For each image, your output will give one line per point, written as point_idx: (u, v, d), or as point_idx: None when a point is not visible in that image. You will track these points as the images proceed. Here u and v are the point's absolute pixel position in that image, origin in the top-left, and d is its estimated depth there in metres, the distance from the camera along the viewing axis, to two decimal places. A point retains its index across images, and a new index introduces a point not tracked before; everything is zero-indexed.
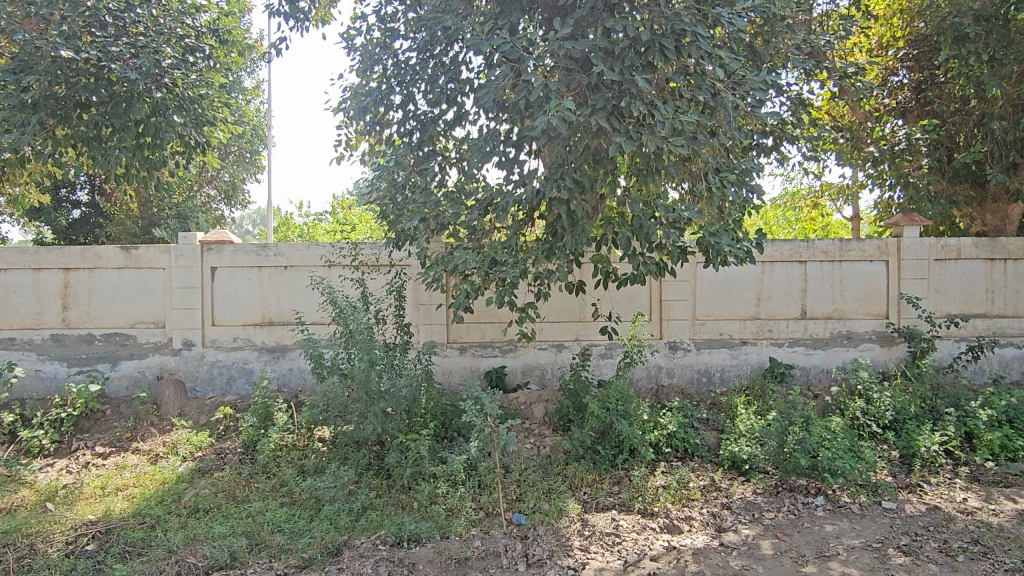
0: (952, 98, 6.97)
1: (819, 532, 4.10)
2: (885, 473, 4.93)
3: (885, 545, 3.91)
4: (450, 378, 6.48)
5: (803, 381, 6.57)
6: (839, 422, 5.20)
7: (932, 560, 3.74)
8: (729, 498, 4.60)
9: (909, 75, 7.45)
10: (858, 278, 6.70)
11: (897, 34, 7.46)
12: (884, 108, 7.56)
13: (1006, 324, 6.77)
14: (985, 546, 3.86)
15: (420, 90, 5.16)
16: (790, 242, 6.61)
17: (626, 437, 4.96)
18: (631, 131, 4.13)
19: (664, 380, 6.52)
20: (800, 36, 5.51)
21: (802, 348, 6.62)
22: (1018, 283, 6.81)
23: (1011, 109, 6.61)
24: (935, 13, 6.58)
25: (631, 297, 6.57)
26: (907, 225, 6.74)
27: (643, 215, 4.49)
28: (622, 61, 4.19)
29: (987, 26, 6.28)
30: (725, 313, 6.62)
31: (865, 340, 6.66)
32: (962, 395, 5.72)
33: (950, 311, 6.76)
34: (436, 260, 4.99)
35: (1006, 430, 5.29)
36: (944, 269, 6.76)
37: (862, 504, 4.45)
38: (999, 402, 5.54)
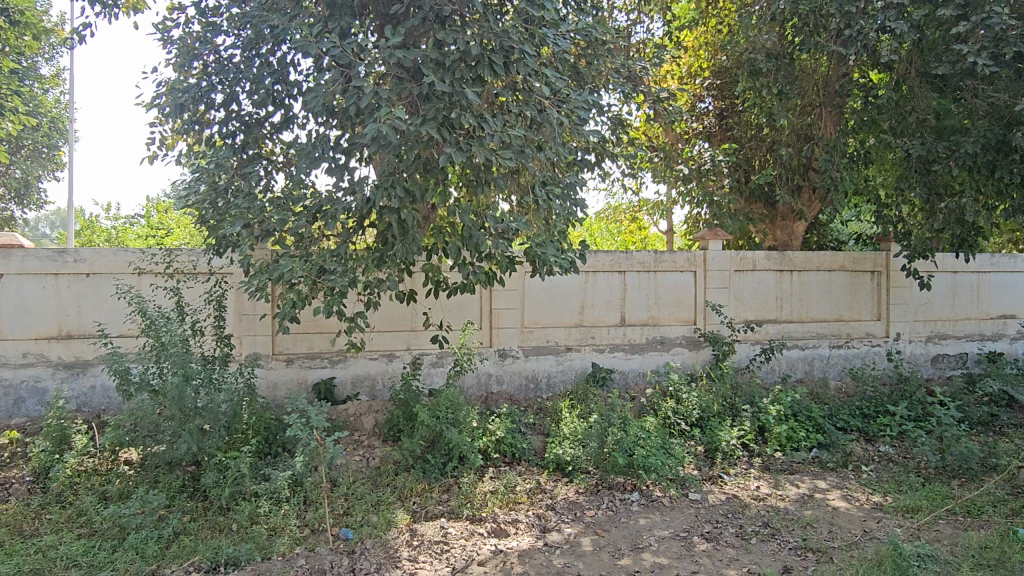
0: (749, 126, 7.83)
1: (633, 526, 4.36)
2: (691, 466, 5.35)
3: (690, 534, 4.24)
4: (275, 392, 6.18)
5: (622, 385, 6.96)
6: (652, 422, 5.56)
7: (730, 544, 4.10)
8: (552, 499, 4.77)
9: (713, 102, 8.22)
10: (669, 287, 7.23)
11: (702, 65, 8.21)
12: (692, 131, 8.26)
13: (793, 328, 7.59)
14: (774, 528, 4.30)
15: (243, 90, 4.92)
16: (610, 254, 7.00)
17: (455, 445, 5.01)
18: (461, 142, 4.20)
19: (493, 387, 6.63)
20: (619, 61, 5.89)
21: (621, 353, 7.03)
22: (802, 292, 7.67)
23: (796, 138, 7.44)
24: (735, 48, 7.30)
25: (462, 306, 6.67)
26: (711, 239, 7.36)
27: (473, 225, 4.56)
28: (453, 73, 4.25)
29: (777, 64, 7.04)
30: (551, 321, 6.88)
31: (675, 344, 7.20)
32: (756, 392, 6.31)
33: (746, 317, 7.48)
34: (260, 268, 4.73)
35: (791, 423, 5.93)
36: (742, 279, 7.47)
37: (671, 497, 4.80)
38: (786, 398, 6.17)
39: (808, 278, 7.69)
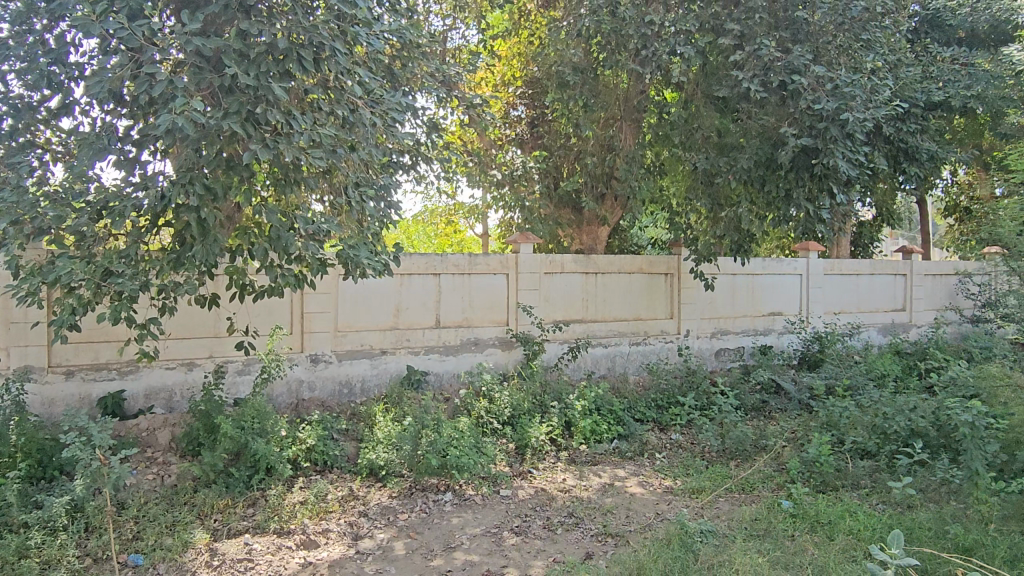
0: (558, 134, 8.24)
1: (446, 526, 4.41)
2: (503, 463, 5.50)
3: (501, 529, 4.36)
4: (51, 410, 5.50)
5: (437, 386, 7.01)
6: (466, 421, 5.64)
7: (537, 536, 4.27)
8: (365, 505, 4.69)
9: (525, 110, 8.55)
10: (483, 289, 7.39)
11: (515, 74, 8.50)
12: (505, 138, 8.60)
13: (597, 327, 8.06)
14: (577, 517, 4.54)
15: (12, 69, 4.36)
16: (425, 256, 7.01)
17: (262, 456, 4.78)
18: (267, 139, 4.01)
19: (304, 394, 6.39)
20: (433, 64, 5.92)
21: (435, 355, 7.07)
22: (605, 293, 8.17)
23: (600, 148, 7.94)
24: (545, 60, 7.64)
25: (270, 310, 6.35)
26: (522, 243, 7.62)
27: (280, 226, 4.34)
28: (257, 66, 4.00)
29: (582, 77, 7.37)
30: (365, 324, 6.75)
31: (488, 345, 7.38)
32: (563, 389, 6.63)
33: (555, 317, 7.83)
34: (32, 270, 4.23)
35: (594, 417, 6.30)
36: (551, 281, 7.80)
37: (483, 495, 4.90)
38: (590, 393, 6.55)
39: (610, 281, 8.20)
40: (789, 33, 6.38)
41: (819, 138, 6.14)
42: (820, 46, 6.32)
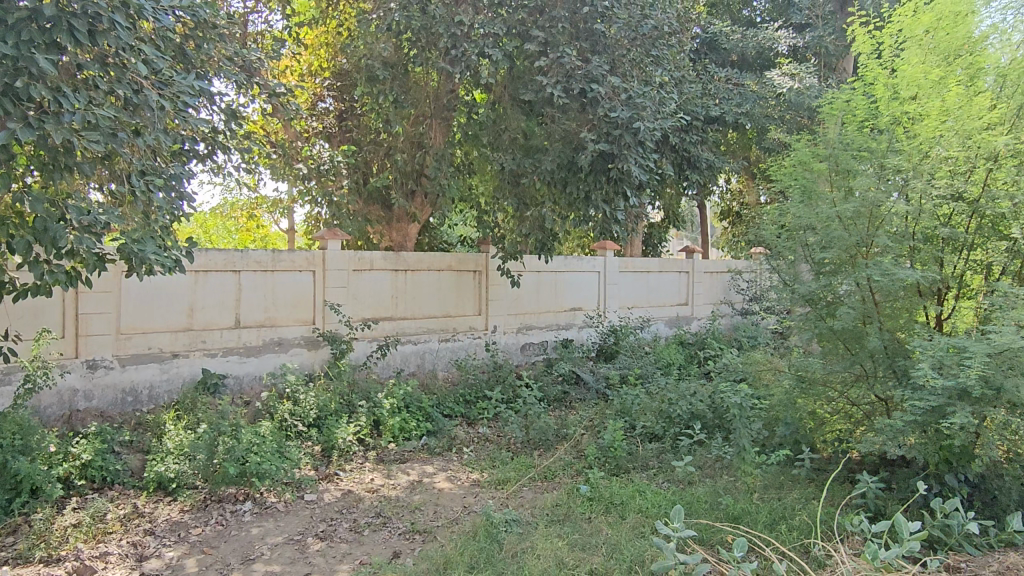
0: (367, 130, 8.14)
1: (244, 537, 4.17)
2: (307, 467, 5.30)
3: (305, 536, 4.20)
4: None
5: (236, 390, 6.59)
6: (267, 425, 5.37)
7: (343, 539, 4.17)
8: (152, 523, 4.31)
9: (333, 103, 8.26)
10: (287, 287, 7.07)
11: (322, 65, 8.24)
12: (312, 131, 8.16)
13: (406, 325, 8.03)
14: (385, 517, 4.49)
15: None
16: (222, 252, 6.57)
17: (24, 477, 4.23)
18: (30, 118, 3.52)
19: (79, 404, 5.68)
20: (231, 47, 5.54)
21: (234, 357, 6.65)
22: (414, 290, 8.16)
23: (409, 145, 7.95)
24: (354, 52, 7.46)
25: (36, 312, 5.55)
26: (329, 239, 7.38)
27: (47, 216, 3.81)
28: (17, 33, 3.41)
29: (393, 72, 7.31)
30: (153, 326, 6.18)
31: (293, 345, 7.08)
32: (371, 388, 6.53)
33: (364, 315, 7.68)
34: None
35: (403, 414, 6.27)
36: (359, 279, 7.64)
37: (286, 501, 4.70)
38: (398, 391, 6.51)
39: (419, 278, 8.21)
40: (589, 44, 6.71)
41: (614, 145, 6.57)
42: (616, 58, 6.73)
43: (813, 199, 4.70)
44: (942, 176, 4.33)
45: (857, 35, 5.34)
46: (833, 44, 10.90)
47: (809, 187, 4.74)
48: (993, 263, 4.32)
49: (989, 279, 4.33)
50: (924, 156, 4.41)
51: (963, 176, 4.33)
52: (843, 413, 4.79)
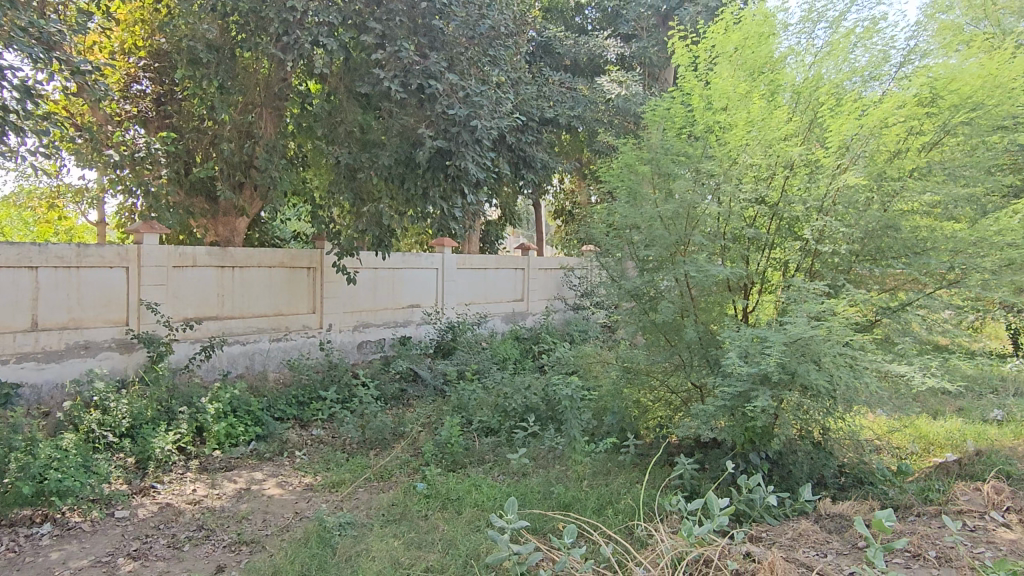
0: (190, 116, 7.61)
1: (42, 563, 3.74)
2: (119, 482, 4.84)
3: (115, 557, 3.85)
4: None
5: (33, 401, 5.88)
6: (71, 438, 4.85)
7: (160, 557, 3.86)
8: None
9: (150, 86, 7.63)
10: (96, 284, 6.41)
11: (138, 43, 7.56)
12: (124, 114, 7.54)
13: (233, 324, 7.58)
14: (208, 529, 4.22)
15: None
16: (15, 246, 5.85)
17: None
18: None
19: None
20: (26, 16, 4.94)
21: (30, 363, 5.93)
22: (242, 288, 7.72)
23: (237, 134, 7.50)
24: (173, 32, 6.94)
25: None
26: (145, 233, 6.81)
27: None
28: None
29: (217, 56, 6.81)
30: None
31: (101, 349, 6.43)
32: (193, 393, 6.11)
33: (185, 315, 7.16)
34: None
35: (229, 419, 5.91)
36: (180, 276, 7.11)
37: (92, 520, 4.28)
38: (224, 395, 6.13)
39: (248, 275, 7.78)
40: (427, 40, 6.60)
41: (452, 142, 6.58)
42: (454, 55, 6.74)
43: (638, 200, 5.01)
44: (748, 180, 4.74)
45: (677, 48, 5.72)
46: (656, 56, 11.68)
47: (634, 189, 5.07)
48: (788, 261, 4.79)
49: (786, 275, 4.80)
50: (733, 163, 4.80)
51: (765, 181, 4.77)
52: (664, 401, 5.18)
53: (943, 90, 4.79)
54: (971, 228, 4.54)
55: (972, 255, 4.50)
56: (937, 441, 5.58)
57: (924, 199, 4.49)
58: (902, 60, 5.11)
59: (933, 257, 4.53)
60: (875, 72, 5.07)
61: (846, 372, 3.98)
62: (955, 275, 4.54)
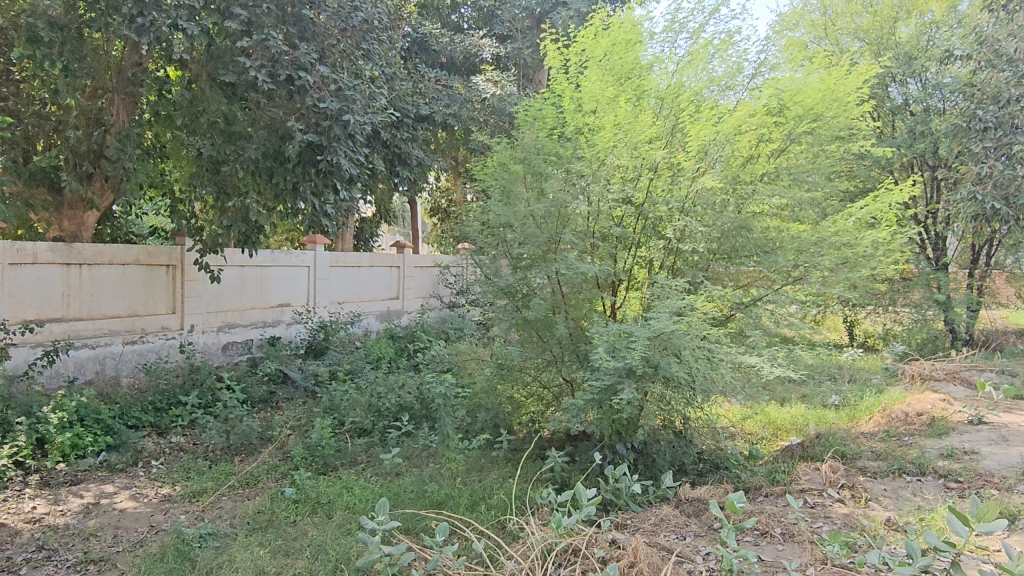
0: (30, 99, 6.94)
1: None
2: None
3: None
4: None
5: None
6: None
7: None
8: None
9: None
10: None
11: None
12: None
13: (80, 326, 6.98)
14: (49, 550, 3.87)
15: None
16: None
17: None
18: None
19: None
20: None
21: None
22: (91, 287, 7.14)
23: (85, 121, 6.92)
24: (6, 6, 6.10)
25: None
26: None
27: None
28: None
29: (62, 36, 6.17)
30: None
31: None
32: (34, 402, 5.60)
33: (24, 317, 6.50)
34: None
35: (76, 429, 5.45)
36: (18, 274, 6.45)
37: None
38: (69, 403, 5.65)
39: (98, 273, 7.20)
40: (296, 29, 6.38)
41: (323, 136, 6.38)
42: (326, 47, 6.53)
43: (511, 198, 5.07)
44: (616, 181, 4.87)
45: (549, 50, 5.86)
46: (530, 57, 11.88)
47: (508, 188, 5.12)
48: (653, 258, 5.06)
49: (651, 272, 5.04)
50: (601, 163, 4.87)
51: (631, 182, 4.93)
52: (536, 396, 5.29)
53: (789, 101, 5.18)
54: (813, 229, 5.04)
55: (812, 254, 4.99)
56: (784, 426, 6.03)
57: (772, 202, 4.91)
58: (753, 72, 5.64)
59: (780, 256, 4.92)
60: (731, 80, 5.53)
61: (703, 365, 4.23)
62: (800, 272, 4.95)
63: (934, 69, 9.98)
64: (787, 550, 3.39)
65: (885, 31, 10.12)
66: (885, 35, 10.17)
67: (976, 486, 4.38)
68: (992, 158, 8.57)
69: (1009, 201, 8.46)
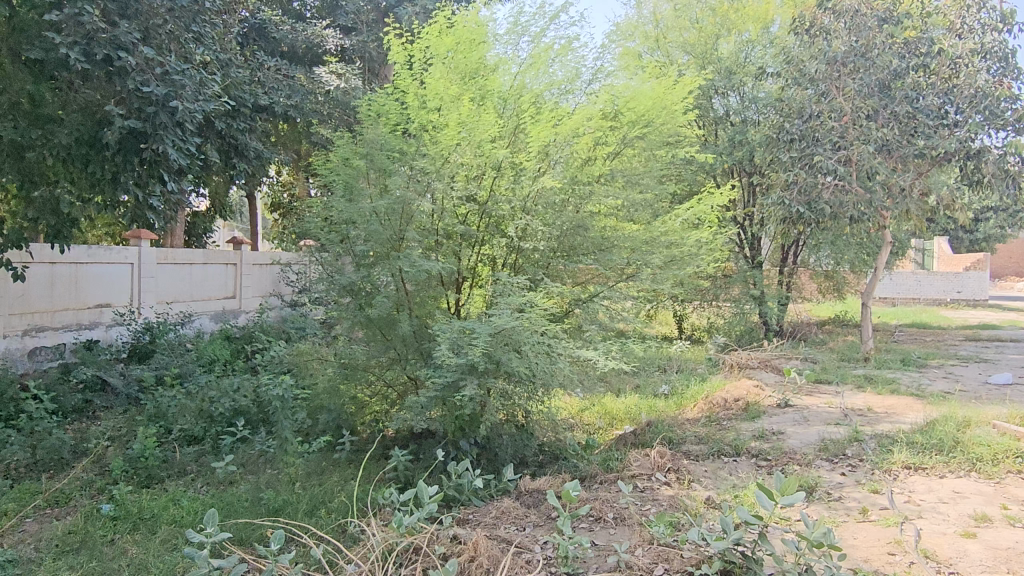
0: None
1: None
2: None
3: None
4: None
5: None
6: None
7: None
8: None
9: None
10: None
11: None
12: None
13: None
14: None
15: None
16: None
17: None
18: None
19: None
20: None
21: None
22: None
23: None
24: None
25: None
26: None
27: None
28: None
29: None
30: None
31: None
32: None
33: None
34: None
35: None
36: None
37: None
38: None
39: None
40: (116, 6, 5.83)
41: (147, 123, 5.89)
42: (150, 27, 6.03)
43: (354, 194, 4.94)
44: (460, 179, 4.93)
45: (393, 45, 5.81)
46: (375, 51, 11.63)
47: (350, 183, 4.98)
48: (495, 256, 5.15)
49: (494, 269, 5.13)
50: (444, 162, 4.89)
51: (474, 181, 4.99)
52: (380, 395, 5.23)
53: (624, 108, 5.57)
54: (645, 229, 5.42)
55: (643, 253, 5.31)
56: (618, 415, 6.35)
57: (608, 202, 5.16)
58: (590, 77, 6.00)
59: (615, 254, 5.18)
60: (571, 85, 5.82)
61: (543, 360, 4.36)
62: (632, 270, 5.26)
63: (751, 84, 10.85)
64: (618, 533, 3.58)
65: (708, 46, 10.91)
66: (708, 51, 10.93)
67: (782, 463, 4.84)
68: (798, 167, 9.51)
69: (811, 206, 9.48)
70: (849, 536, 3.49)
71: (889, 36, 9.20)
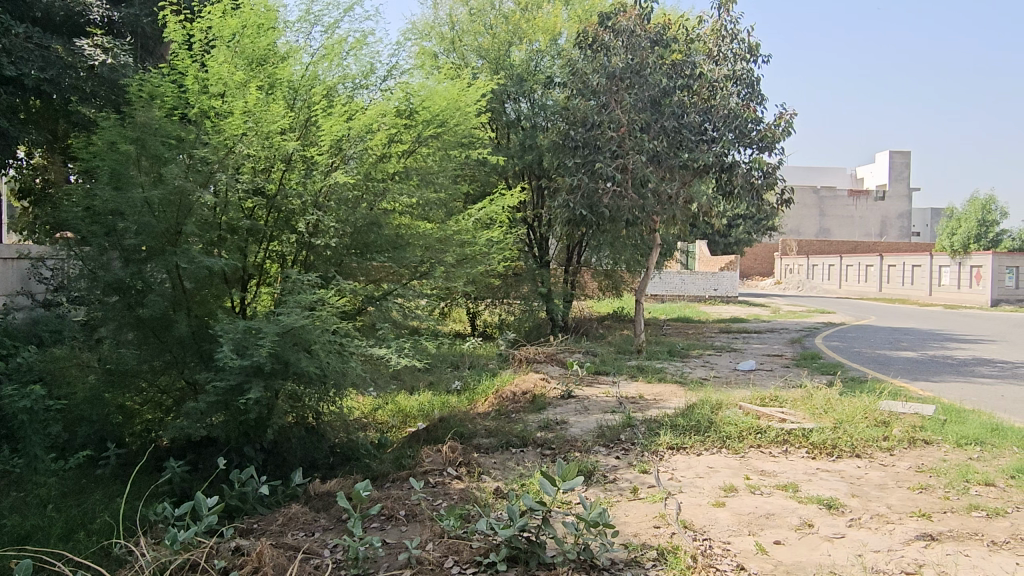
0: None
1: None
2: None
3: None
4: None
5: None
6: None
7: None
8: None
9: None
10: None
11: None
12: None
13: None
14: None
15: None
16: None
17: None
18: None
19: None
20: None
21: None
22: None
23: None
24: None
25: None
26: None
27: None
28: None
29: None
30: None
31: None
32: None
33: None
34: None
35: None
36: None
37: None
38: None
39: None
40: None
41: None
42: None
43: (124, 183, 4.45)
44: (246, 171, 4.69)
45: (169, 22, 5.36)
46: (150, 27, 10.39)
47: (119, 171, 4.48)
48: (284, 253, 4.95)
49: (283, 266, 4.95)
50: (228, 151, 4.64)
51: (262, 174, 4.80)
52: (152, 402, 4.81)
53: (420, 107, 5.78)
54: (440, 228, 5.68)
55: (437, 251, 5.50)
56: (411, 413, 6.38)
57: (402, 200, 5.20)
58: (385, 74, 6.13)
59: (409, 252, 5.22)
60: (366, 79, 5.91)
61: (334, 359, 4.27)
62: (425, 268, 5.31)
63: (540, 91, 11.45)
64: (409, 530, 3.60)
65: (501, 53, 11.28)
66: (500, 57, 11.27)
67: (564, 450, 5.14)
68: (581, 172, 10.11)
69: (593, 209, 10.18)
70: (621, 513, 3.80)
71: (659, 57, 10.13)
